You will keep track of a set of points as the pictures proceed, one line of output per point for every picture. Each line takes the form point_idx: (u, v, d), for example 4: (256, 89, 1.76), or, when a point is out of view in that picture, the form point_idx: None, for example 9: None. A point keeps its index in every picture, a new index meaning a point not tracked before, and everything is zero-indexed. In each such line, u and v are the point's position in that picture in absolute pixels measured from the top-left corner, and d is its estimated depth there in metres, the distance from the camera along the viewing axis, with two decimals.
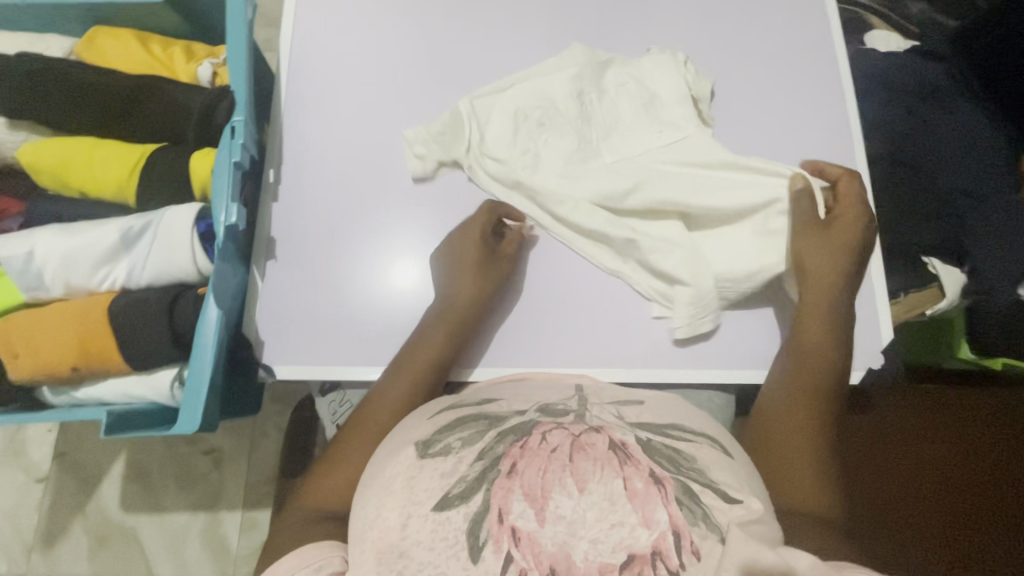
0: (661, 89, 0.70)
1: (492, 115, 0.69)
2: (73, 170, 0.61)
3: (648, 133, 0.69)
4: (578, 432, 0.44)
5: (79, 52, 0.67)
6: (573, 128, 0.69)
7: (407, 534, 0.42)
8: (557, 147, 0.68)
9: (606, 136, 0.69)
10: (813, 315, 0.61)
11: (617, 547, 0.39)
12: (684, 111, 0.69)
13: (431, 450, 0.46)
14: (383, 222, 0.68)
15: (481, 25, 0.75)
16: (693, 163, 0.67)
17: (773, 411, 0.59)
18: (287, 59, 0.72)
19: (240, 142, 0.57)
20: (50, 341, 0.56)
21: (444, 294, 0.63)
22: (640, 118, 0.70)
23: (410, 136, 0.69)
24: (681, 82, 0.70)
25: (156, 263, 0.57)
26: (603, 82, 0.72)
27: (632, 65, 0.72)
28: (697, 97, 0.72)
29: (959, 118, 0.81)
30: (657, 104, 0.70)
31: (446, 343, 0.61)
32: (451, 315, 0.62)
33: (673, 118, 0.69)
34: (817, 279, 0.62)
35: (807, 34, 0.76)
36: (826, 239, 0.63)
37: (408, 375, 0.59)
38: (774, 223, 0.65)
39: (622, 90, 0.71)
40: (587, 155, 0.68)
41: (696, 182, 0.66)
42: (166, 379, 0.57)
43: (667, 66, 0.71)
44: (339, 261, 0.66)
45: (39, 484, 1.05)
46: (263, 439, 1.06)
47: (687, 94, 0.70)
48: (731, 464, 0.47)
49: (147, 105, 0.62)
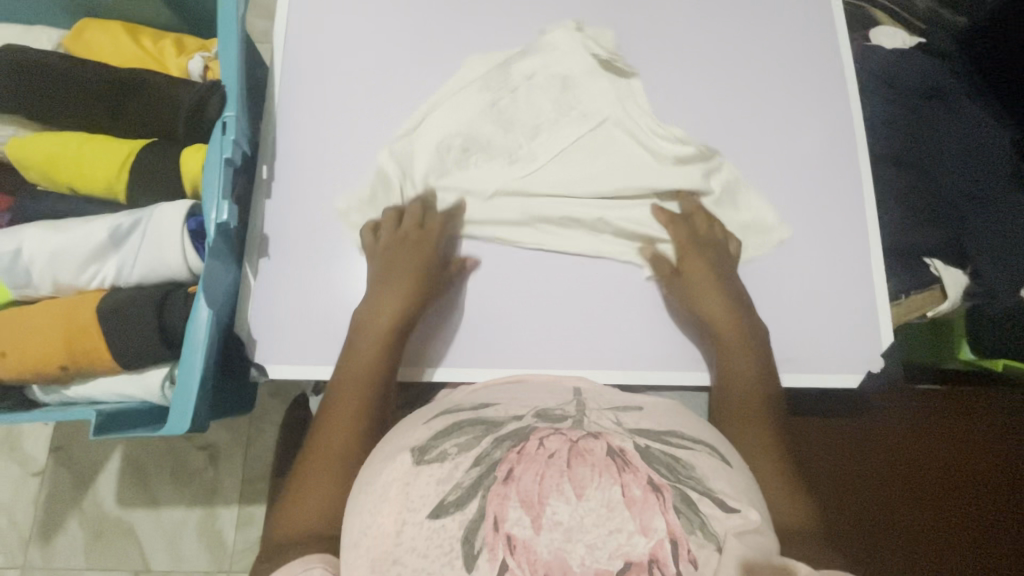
0: (571, 70, 0.71)
1: (417, 152, 0.68)
2: (62, 166, 0.60)
3: (573, 122, 0.69)
4: (575, 437, 0.43)
5: (69, 45, 0.66)
6: (502, 134, 0.68)
7: (401, 541, 0.41)
8: (489, 169, 0.67)
9: (535, 134, 0.68)
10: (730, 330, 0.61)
11: (613, 555, 0.38)
12: (605, 84, 0.70)
13: (428, 455, 0.45)
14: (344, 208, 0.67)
15: (479, 20, 0.74)
16: (632, 140, 0.69)
17: (738, 424, 0.57)
18: (282, 53, 0.71)
19: (231, 138, 0.56)
20: (38, 340, 0.55)
21: (365, 317, 0.61)
22: (561, 110, 0.69)
23: (343, 206, 0.67)
24: (586, 55, 0.71)
25: (146, 261, 0.56)
26: (511, 79, 0.70)
27: (534, 53, 0.71)
28: (613, 75, 0.71)
29: (964, 118, 0.80)
30: (571, 91, 0.70)
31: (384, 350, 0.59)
32: (379, 336, 0.59)
33: (589, 97, 0.70)
34: (710, 308, 0.62)
35: (810, 29, 0.75)
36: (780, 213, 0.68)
37: (350, 393, 0.56)
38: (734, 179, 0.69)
39: (537, 82, 0.70)
40: (520, 157, 0.68)
41: (638, 164, 0.68)
42: (157, 377, 0.57)
43: (570, 50, 0.71)
44: (326, 258, 0.65)
45: (35, 479, 1.05)
46: (259, 435, 1.06)
47: (592, 66, 0.71)
48: (727, 472, 0.46)
49: (136, 100, 0.61)
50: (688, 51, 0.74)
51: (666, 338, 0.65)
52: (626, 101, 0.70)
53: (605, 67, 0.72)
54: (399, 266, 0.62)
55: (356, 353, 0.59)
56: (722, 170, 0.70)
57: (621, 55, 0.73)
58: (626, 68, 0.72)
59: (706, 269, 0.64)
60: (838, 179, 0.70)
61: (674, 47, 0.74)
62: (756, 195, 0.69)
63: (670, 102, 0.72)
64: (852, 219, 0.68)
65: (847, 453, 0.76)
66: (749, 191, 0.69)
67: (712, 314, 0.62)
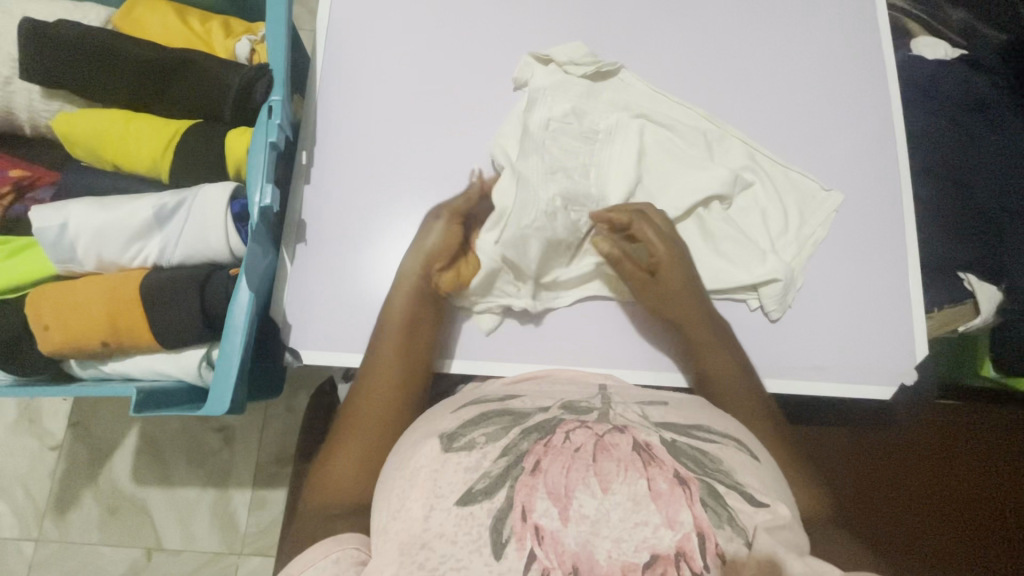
0: (574, 101, 0.67)
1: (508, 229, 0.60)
2: (107, 142, 0.61)
3: (605, 147, 0.67)
4: (601, 432, 0.43)
5: (117, 22, 0.66)
6: (570, 179, 0.64)
7: (429, 526, 0.41)
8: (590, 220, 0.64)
9: (588, 173, 0.66)
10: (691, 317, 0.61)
11: (639, 547, 0.38)
12: (607, 98, 0.69)
13: (456, 442, 0.45)
14: (392, 197, 0.67)
15: (518, 12, 0.73)
16: (667, 139, 0.69)
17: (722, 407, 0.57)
18: (324, 37, 0.71)
19: (277, 122, 0.56)
20: (79, 316, 0.55)
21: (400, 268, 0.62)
22: (590, 145, 0.67)
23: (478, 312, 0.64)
24: (574, 80, 0.68)
25: (189, 240, 0.56)
26: (537, 137, 0.65)
27: (535, 104, 0.67)
28: (601, 84, 0.70)
29: (1002, 131, 0.79)
30: (586, 124, 0.67)
31: (405, 331, 0.59)
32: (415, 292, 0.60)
33: (602, 112, 0.69)
34: (677, 308, 0.61)
35: (856, 34, 0.74)
36: (819, 208, 0.68)
37: (389, 379, 0.57)
38: (760, 159, 0.69)
39: (555, 127, 0.66)
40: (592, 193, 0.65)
41: (678, 166, 0.68)
42: (194, 357, 0.57)
43: (565, 88, 0.68)
44: (360, 239, 0.65)
45: (53, 453, 1.06)
46: (276, 420, 1.06)
47: (590, 90, 0.69)
48: (757, 467, 0.45)
49: (182, 80, 0.62)
50: (730, 51, 0.73)
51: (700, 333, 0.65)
52: (644, 126, 0.68)
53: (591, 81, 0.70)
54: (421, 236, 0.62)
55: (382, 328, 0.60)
56: (749, 151, 0.69)
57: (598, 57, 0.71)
58: (609, 68, 0.70)
59: (683, 284, 0.62)
60: (876, 187, 0.69)
61: (714, 48, 0.73)
62: (797, 175, 0.69)
63: (683, 115, 0.70)
64: (888, 228, 0.68)
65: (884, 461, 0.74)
66: (798, 181, 0.69)
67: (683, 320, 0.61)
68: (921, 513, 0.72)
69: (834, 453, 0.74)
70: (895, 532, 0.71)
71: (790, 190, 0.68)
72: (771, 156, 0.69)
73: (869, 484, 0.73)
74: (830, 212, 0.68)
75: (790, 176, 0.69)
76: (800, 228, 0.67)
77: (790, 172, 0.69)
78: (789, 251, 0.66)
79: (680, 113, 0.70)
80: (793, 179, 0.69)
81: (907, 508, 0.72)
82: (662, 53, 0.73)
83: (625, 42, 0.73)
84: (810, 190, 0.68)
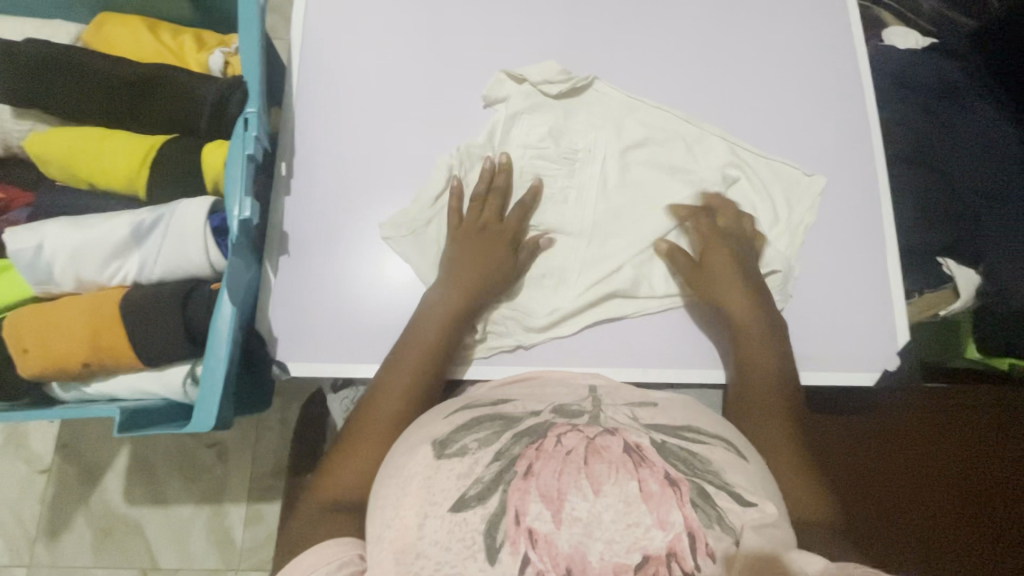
0: (551, 125, 0.69)
1: None
2: (81, 161, 0.60)
3: (585, 166, 0.69)
4: (592, 435, 0.43)
5: (87, 39, 0.66)
6: (547, 204, 0.68)
7: (423, 534, 0.41)
8: (568, 247, 0.67)
9: (566, 197, 0.68)
10: (744, 315, 0.62)
11: (631, 548, 0.38)
12: (585, 116, 0.70)
13: (448, 450, 0.45)
14: (381, 205, 0.67)
15: (496, 15, 0.73)
16: (651, 150, 0.70)
17: (749, 411, 0.58)
18: (298, 48, 0.71)
19: (254, 133, 0.56)
20: (58, 338, 0.55)
21: (442, 279, 0.61)
22: (568, 166, 0.69)
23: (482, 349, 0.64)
24: (548, 102, 0.70)
25: (168, 256, 0.56)
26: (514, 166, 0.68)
27: (513, 131, 0.69)
28: (577, 99, 0.71)
29: (976, 117, 0.80)
30: (562, 144, 0.69)
31: (432, 354, 0.58)
32: (454, 301, 0.60)
33: (583, 128, 0.70)
34: (725, 299, 0.62)
35: (828, 28, 0.75)
36: (804, 199, 0.69)
37: (397, 397, 0.56)
38: (748, 155, 0.70)
39: (532, 155, 0.68)
40: (569, 217, 0.67)
41: (664, 175, 0.69)
42: (178, 374, 0.56)
43: (542, 109, 0.69)
44: (347, 244, 0.65)
45: (42, 476, 1.04)
46: (268, 432, 1.05)
47: (565, 112, 0.70)
48: (745, 467, 0.46)
49: (155, 95, 0.61)
50: (704, 48, 0.74)
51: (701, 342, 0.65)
52: (622, 141, 0.69)
53: (567, 98, 0.71)
54: (474, 257, 0.62)
55: (414, 338, 0.59)
56: (737, 147, 0.70)
57: (572, 73, 0.71)
58: (582, 82, 0.70)
59: (728, 267, 0.63)
60: (853, 178, 0.70)
61: (692, 46, 0.74)
62: (785, 164, 0.69)
63: (662, 122, 0.70)
64: (866, 217, 0.69)
65: (870, 448, 0.76)
66: (785, 171, 0.69)
67: (728, 305, 0.62)
68: (925, 508, 0.73)
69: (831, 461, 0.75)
70: (886, 514, 0.72)
71: (775, 181, 0.69)
72: (758, 150, 0.70)
73: (860, 472, 0.75)
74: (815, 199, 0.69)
75: (775, 166, 0.69)
76: (790, 215, 0.68)
77: (774, 162, 0.69)
78: (783, 240, 0.68)
79: (659, 121, 0.70)
80: (776, 169, 0.69)
81: (900, 494, 0.74)
82: (640, 53, 0.73)
83: (601, 43, 0.73)
84: (793, 182, 0.69)
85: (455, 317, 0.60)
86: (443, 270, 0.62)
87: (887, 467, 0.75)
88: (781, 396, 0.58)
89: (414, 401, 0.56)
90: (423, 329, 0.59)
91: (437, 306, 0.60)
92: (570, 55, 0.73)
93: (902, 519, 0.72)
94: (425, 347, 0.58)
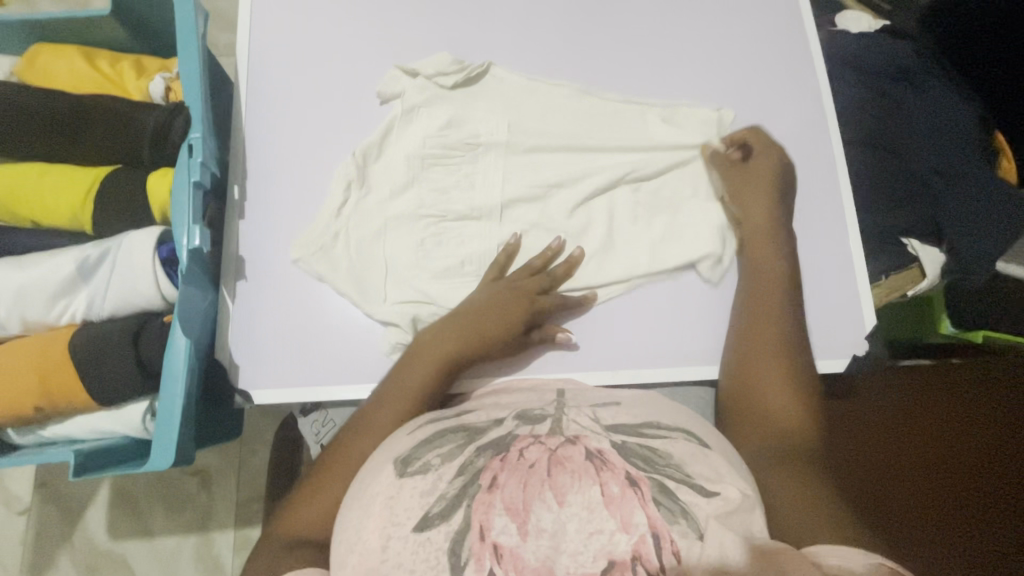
0: (452, 112, 0.67)
1: (399, 242, 0.64)
2: (23, 199, 0.58)
3: (489, 151, 0.67)
4: (554, 445, 0.42)
5: (23, 73, 0.64)
6: (454, 194, 0.66)
7: (387, 557, 0.39)
8: (481, 237, 0.65)
9: (472, 181, 0.66)
10: (760, 219, 0.65)
11: (598, 555, 0.37)
12: (484, 103, 0.69)
13: (411, 467, 0.44)
14: (293, 209, 0.66)
15: (445, 24, 0.72)
16: (564, 130, 0.69)
17: (734, 409, 0.58)
18: (244, 69, 0.69)
19: (199, 160, 0.54)
20: (6, 383, 0.53)
21: (456, 316, 0.59)
22: (470, 153, 0.67)
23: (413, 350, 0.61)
24: (443, 89, 0.68)
25: (117, 290, 0.55)
26: (420, 154, 0.66)
27: (411, 120, 0.67)
28: (475, 88, 0.70)
29: (929, 96, 0.80)
30: (464, 132, 0.67)
31: (410, 411, 0.54)
32: (464, 342, 0.57)
33: (481, 112, 0.68)
34: (747, 200, 0.66)
35: (778, 16, 0.75)
36: (746, 174, 0.67)
37: (378, 433, 0.53)
38: (653, 129, 0.69)
39: (436, 146, 0.66)
40: (476, 201, 0.66)
41: (575, 157, 0.68)
42: (136, 412, 0.55)
43: (439, 102, 0.68)
44: (266, 249, 0.64)
45: (21, 517, 1.01)
46: (252, 457, 1.04)
47: (465, 99, 0.69)
48: (708, 457, 0.44)
49: (95, 126, 0.60)
50: (657, 45, 0.73)
51: (669, 343, 0.65)
52: (526, 123, 0.69)
53: (464, 88, 0.69)
54: (501, 312, 0.59)
55: (405, 374, 0.56)
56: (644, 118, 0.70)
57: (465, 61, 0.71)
58: (477, 68, 0.69)
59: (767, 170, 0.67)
60: (811, 161, 0.70)
61: (644, 42, 0.73)
62: (689, 127, 0.70)
63: (562, 104, 0.70)
64: (825, 202, 0.69)
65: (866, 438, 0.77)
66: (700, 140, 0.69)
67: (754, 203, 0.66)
68: (926, 483, 0.76)
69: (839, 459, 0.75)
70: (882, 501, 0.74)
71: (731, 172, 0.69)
72: (663, 123, 0.70)
73: (855, 461, 0.75)
74: (768, 188, 0.67)
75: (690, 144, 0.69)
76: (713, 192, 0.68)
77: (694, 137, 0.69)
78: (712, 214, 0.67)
79: (560, 105, 0.70)
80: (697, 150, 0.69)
81: (891, 480, 0.76)
82: (594, 53, 0.73)
83: (553, 45, 0.73)
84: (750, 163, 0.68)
85: (452, 360, 0.57)
86: (461, 310, 0.60)
87: (879, 454, 0.77)
88: (784, 397, 0.56)
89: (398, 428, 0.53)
90: (414, 373, 0.56)
91: (438, 347, 0.57)
92: (522, 60, 0.72)
93: (897, 504, 0.74)
94: (407, 392, 0.55)
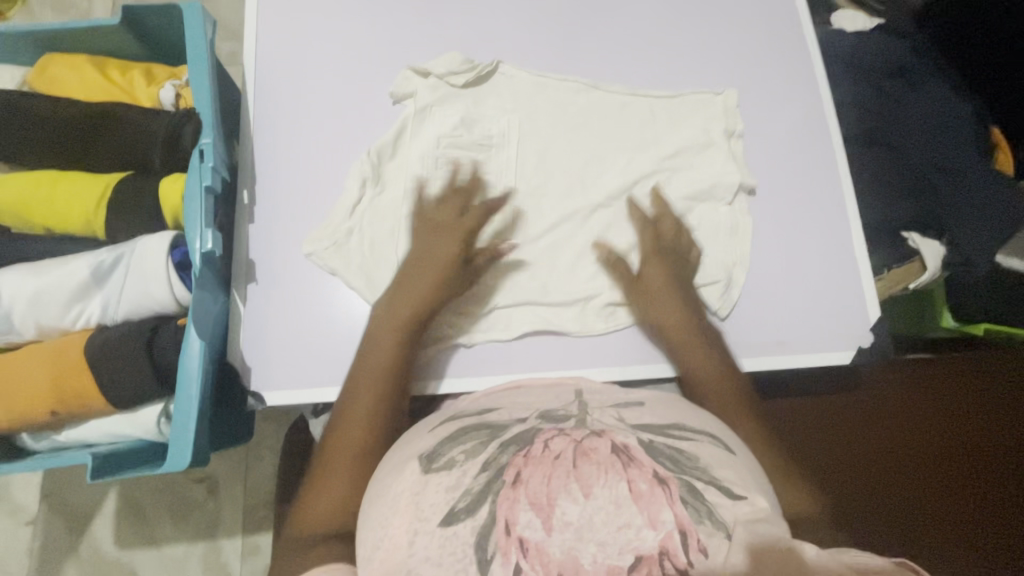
0: (464, 113, 0.69)
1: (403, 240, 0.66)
2: (36, 206, 0.59)
3: (501, 151, 0.69)
4: (580, 437, 0.42)
5: (34, 83, 0.65)
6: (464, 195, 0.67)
7: (415, 552, 0.40)
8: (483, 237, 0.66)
9: (486, 182, 0.68)
10: None
11: (624, 550, 0.37)
12: (494, 102, 0.70)
13: (435, 464, 0.44)
14: (307, 210, 0.67)
15: (449, 29, 0.73)
16: (573, 128, 0.70)
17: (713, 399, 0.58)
18: (252, 74, 0.70)
19: (210, 164, 0.55)
20: (24, 387, 0.54)
21: (396, 281, 0.60)
22: (483, 153, 0.69)
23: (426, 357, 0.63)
24: (454, 87, 0.70)
25: (132, 295, 0.55)
26: (433, 155, 0.67)
27: (425, 120, 0.68)
28: (485, 86, 0.71)
29: (926, 91, 0.82)
30: (476, 132, 0.69)
31: (387, 374, 0.56)
32: (404, 302, 0.58)
33: (489, 110, 0.70)
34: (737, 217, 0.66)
35: (776, 15, 0.76)
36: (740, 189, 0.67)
37: (360, 420, 0.54)
38: (661, 125, 0.71)
39: (450, 147, 0.68)
40: (491, 202, 0.67)
41: (581, 154, 0.70)
42: (151, 415, 0.56)
43: (451, 101, 0.70)
44: (277, 252, 0.65)
45: (28, 528, 1.01)
46: (258, 462, 1.04)
47: (475, 99, 0.70)
48: (734, 462, 0.45)
49: (107, 133, 0.61)
50: (657, 45, 0.74)
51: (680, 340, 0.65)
52: (535, 120, 0.70)
53: (474, 86, 0.71)
54: (430, 261, 0.60)
55: (369, 358, 0.57)
56: (654, 115, 0.71)
57: (474, 61, 0.72)
58: (487, 68, 0.71)
59: None
60: (811, 154, 0.71)
61: (645, 44, 0.74)
62: (693, 121, 0.71)
63: (571, 100, 0.71)
64: (825, 196, 0.70)
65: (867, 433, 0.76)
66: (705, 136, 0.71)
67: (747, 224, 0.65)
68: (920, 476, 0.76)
69: (836, 453, 0.75)
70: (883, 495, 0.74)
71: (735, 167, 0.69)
72: (668, 120, 0.71)
73: (856, 455, 0.75)
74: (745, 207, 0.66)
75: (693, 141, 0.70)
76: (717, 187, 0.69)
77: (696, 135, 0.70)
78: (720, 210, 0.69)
79: (569, 101, 0.71)
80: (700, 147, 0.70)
81: (893, 473, 0.75)
82: (594, 54, 0.74)
83: (555, 47, 0.74)
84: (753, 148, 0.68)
85: (399, 327, 0.58)
86: (400, 272, 0.61)
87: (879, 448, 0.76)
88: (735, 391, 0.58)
89: (380, 412, 0.54)
90: (375, 352, 0.57)
91: (385, 320, 0.58)
92: (526, 62, 0.73)
93: (899, 497, 0.74)
94: (375, 376, 0.56)
